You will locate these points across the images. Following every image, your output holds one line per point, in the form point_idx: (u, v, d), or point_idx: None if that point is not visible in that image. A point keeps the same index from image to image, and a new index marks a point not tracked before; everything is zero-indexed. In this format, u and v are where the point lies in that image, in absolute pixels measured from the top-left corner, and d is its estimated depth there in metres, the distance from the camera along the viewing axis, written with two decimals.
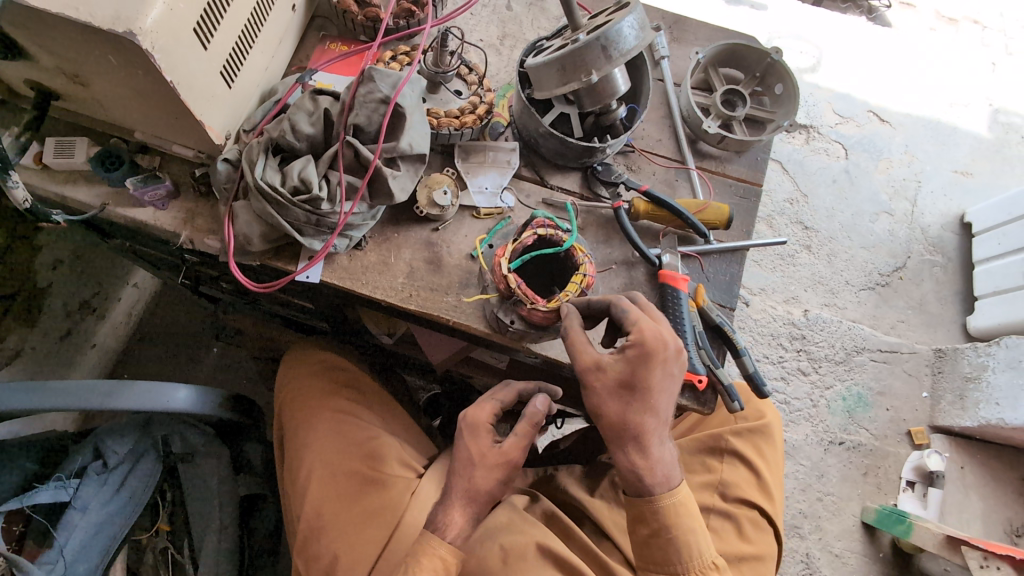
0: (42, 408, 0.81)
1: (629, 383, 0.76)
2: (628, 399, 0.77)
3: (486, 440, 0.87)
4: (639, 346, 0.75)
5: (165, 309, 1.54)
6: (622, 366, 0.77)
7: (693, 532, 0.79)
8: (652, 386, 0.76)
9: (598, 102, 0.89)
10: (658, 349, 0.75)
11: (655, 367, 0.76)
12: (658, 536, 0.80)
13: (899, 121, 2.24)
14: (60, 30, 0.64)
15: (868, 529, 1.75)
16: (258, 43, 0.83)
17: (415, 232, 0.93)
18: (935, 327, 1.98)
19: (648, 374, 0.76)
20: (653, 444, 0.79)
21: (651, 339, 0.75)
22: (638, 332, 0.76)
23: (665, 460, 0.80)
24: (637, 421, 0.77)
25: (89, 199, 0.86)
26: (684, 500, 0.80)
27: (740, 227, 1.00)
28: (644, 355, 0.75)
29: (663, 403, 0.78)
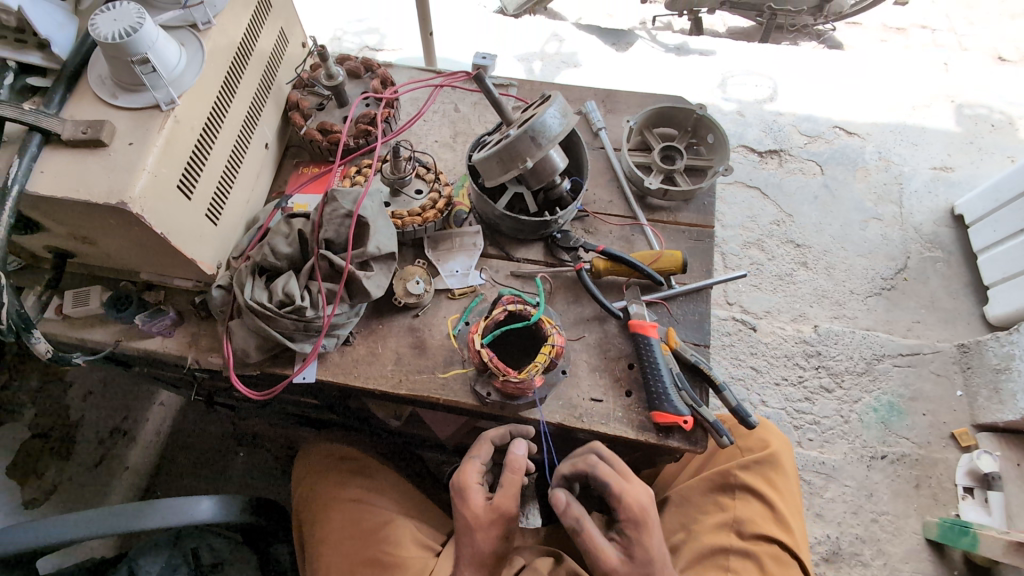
0: (65, 538, 0.87)
1: (638, 551, 0.83)
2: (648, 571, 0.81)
3: (476, 497, 0.88)
4: (630, 520, 0.84)
5: (191, 422, 1.61)
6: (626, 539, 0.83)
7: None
8: (657, 548, 0.84)
9: (542, 180, 0.99)
10: (644, 514, 0.84)
11: (651, 531, 0.84)
12: None
13: (867, 131, 2.32)
14: (66, 207, 0.76)
15: (935, 547, 1.66)
16: (237, 183, 0.95)
17: (397, 320, 1.00)
18: (953, 323, 1.96)
19: (648, 541, 0.84)
20: None
21: (635, 504, 0.85)
22: (628, 505, 0.84)
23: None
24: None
25: (104, 337, 0.95)
26: None
27: (699, 268, 1.06)
28: (637, 525, 0.84)
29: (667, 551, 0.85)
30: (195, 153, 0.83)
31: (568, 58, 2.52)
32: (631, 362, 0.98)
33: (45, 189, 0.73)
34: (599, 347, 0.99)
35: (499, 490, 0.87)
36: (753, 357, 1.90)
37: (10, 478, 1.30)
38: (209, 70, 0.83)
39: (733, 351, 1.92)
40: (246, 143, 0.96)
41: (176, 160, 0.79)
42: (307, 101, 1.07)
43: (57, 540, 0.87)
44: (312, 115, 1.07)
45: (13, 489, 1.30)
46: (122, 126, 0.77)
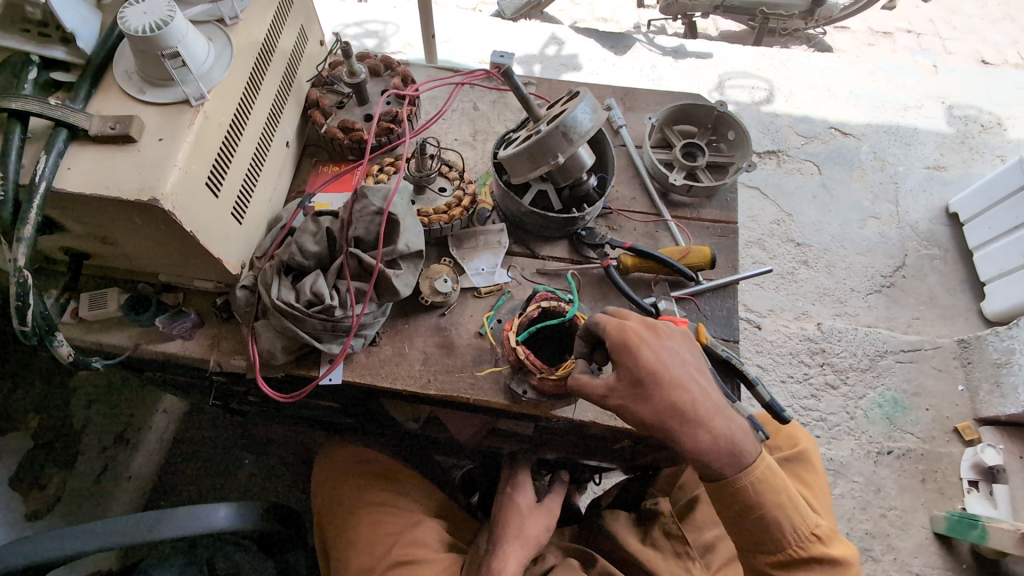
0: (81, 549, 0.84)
1: (634, 380, 0.80)
2: (649, 395, 0.79)
3: (528, 493, 1.11)
4: (614, 345, 0.80)
5: (194, 429, 1.58)
6: (620, 373, 0.81)
7: (781, 502, 0.85)
8: (654, 369, 0.79)
9: (570, 177, 0.98)
10: (629, 335, 0.80)
11: (639, 349, 0.79)
12: (747, 515, 0.85)
13: (861, 131, 2.35)
14: (93, 204, 0.73)
15: (943, 541, 1.67)
16: (260, 181, 0.93)
17: (423, 319, 0.99)
18: (952, 318, 1.99)
19: (642, 359, 0.79)
20: (705, 424, 0.80)
21: (618, 332, 0.81)
22: (610, 331, 0.81)
23: (728, 435, 0.82)
24: (671, 405, 0.79)
25: (122, 341, 0.92)
26: (759, 472, 0.84)
27: (726, 263, 1.06)
28: (625, 350, 0.80)
29: (681, 374, 0.80)
30: (222, 151, 0.81)
31: (567, 61, 2.53)
32: None
33: (73, 186, 0.71)
34: None
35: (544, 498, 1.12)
36: (760, 355, 1.91)
37: (14, 490, 1.24)
38: (237, 66, 0.82)
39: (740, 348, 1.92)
40: (268, 140, 0.95)
41: (206, 156, 0.77)
42: (326, 99, 1.06)
43: (75, 549, 0.83)
44: (332, 114, 1.06)
45: (17, 501, 1.24)
46: (151, 122, 0.75)
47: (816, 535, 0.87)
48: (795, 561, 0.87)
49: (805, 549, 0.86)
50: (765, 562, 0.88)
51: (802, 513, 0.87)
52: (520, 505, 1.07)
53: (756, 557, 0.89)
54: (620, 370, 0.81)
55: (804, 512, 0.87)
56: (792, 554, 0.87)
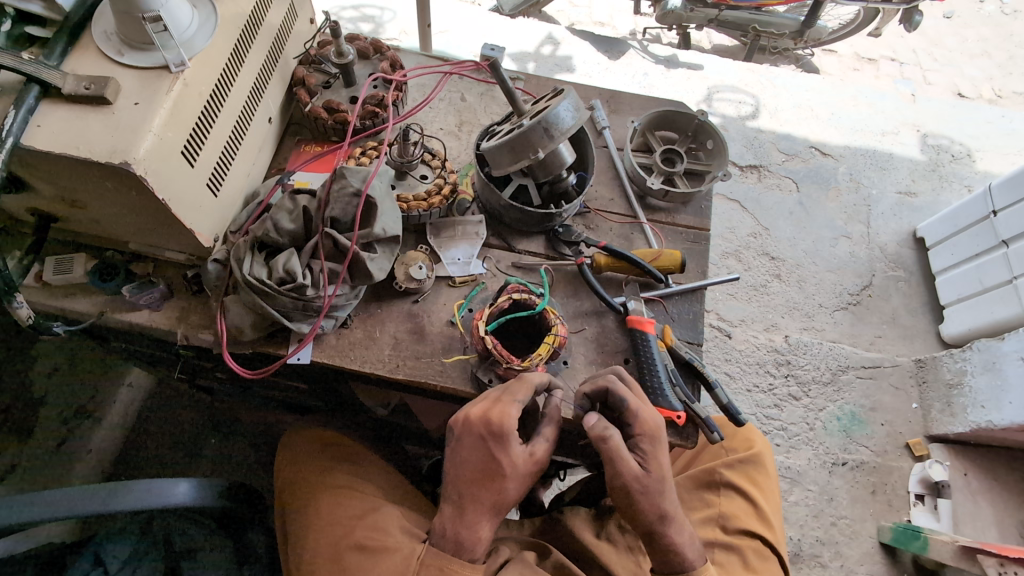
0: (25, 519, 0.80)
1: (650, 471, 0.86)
2: (660, 488, 0.86)
3: (516, 448, 0.85)
4: (647, 434, 0.86)
5: (161, 408, 1.52)
6: (641, 458, 0.86)
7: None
8: (667, 468, 0.87)
9: (550, 173, 1.00)
10: (659, 430, 0.87)
11: (663, 448, 0.87)
12: None
13: (839, 152, 2.41)
14: (62, 164, 0.72)
15: (888, 550, 1.74)
16: (239, 154, 0.93)
17: (396, 305, 0.99)
18: (911, 338, 2.06)
19: (661, 458, 0.87)
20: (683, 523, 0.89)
21: (653, 423, 0.87)
22: (647, 424, 0.86)
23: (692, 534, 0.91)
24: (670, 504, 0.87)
25: (87, 308, 0.91)
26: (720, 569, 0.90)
27: (695, 269, 1.09)
28: (653, 441, 0.86)
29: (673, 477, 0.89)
30: (201, 119, 0.81)
31: (562, 62, 2.55)
32: (627, 357, 0.99)
33: (42, 144, 0.70)
34: (596, 341, 1.00)
35: (539, 441, 0.88)
36: (727, 363, 1.96)
37: None
38: (221, 34, 0.82)
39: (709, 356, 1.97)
40: (250, 113, 0.94)
41: (183, 123, 0.77)
42: (313, 78, 1.06)
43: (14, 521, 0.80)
44: (318, 93, 1.06)
45: None
46: (128, 84, 0.74)
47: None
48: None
49: None
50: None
51: None
52: (498, 466, 0.85)
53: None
54: (642, 458, 0.86)
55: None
56: None
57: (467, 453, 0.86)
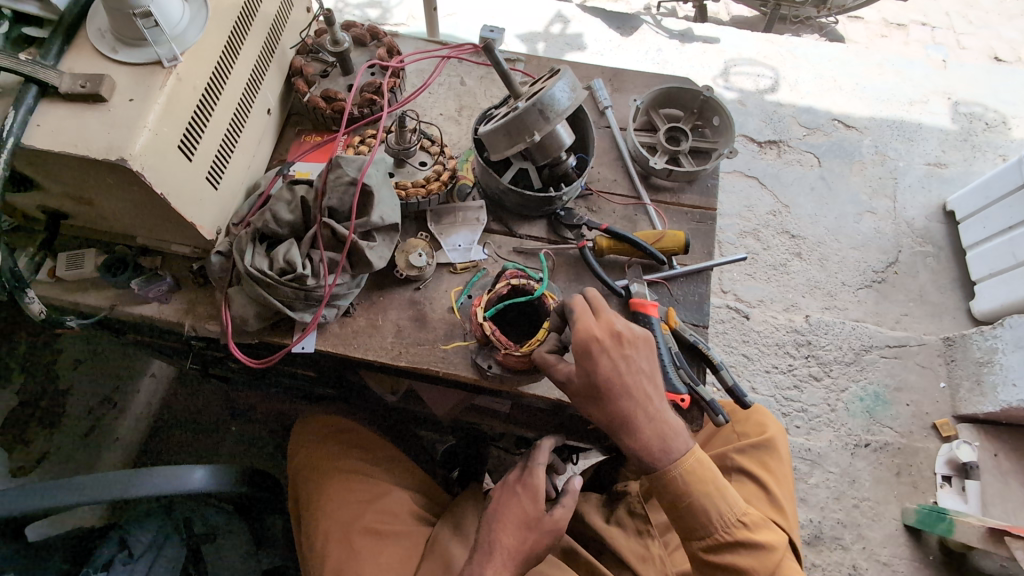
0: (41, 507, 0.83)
1: (590, 383, 0.81)
2: (604, 397, 0.82)
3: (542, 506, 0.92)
4: (578, 348, 0.80)
5: (181, 394, 1.58)
6: (581, 371, 0.82)
7: (706, 493, 0.85)
8: (610, 377, 0.80)
9: (549, 155, 0.98)
10: (593, 342, 0.80)
11: (599, 359, 0.80)
12: (677, 507, 0.85)
13: (864, 124, 2.32)
14: (63, 162, 0.74)
15: (912, 532, 1.71)
16: (238, 147, 0.94)
17: (398, 293, 1.00)
18: (939, 316, 1.99)
19: (601, 368, 0.80)
20: (643, 425, 0.82)
21: (583, 336, 0.80)
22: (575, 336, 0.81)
23: (663, 437, 0.84)
24: (616, 411, 0.82)
25: (99, 301, 0.94)
26: (692, 464, 0.85)
27: (701, 249, 1.06)
28: (585, 354, 0.80)
29: (630, 385, 0.81)
30: (197, 113, 0.82)
31: (572, 41, 2.49)
32: None
33: (43, 143, 0.72)
34: None
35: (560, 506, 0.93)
36: (745, 344, 1.92)
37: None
38: (213, 27, 0.82)
39: (726, 337, 1.93)
40: (248, 104, 0.95)
41: (178, 118, 0.78)
42: (310, 68, 1.06)
43: (36, 508, 0.83)
44: (316, 82, 1.06)
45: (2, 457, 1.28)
46: (123, 82, 0.76)
47: (743, 522, 0.86)
48: (723, 546, 0.85)
49: (731, 534, 0.85)
50: (696, 548, 0.88)
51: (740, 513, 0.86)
52: (526, 516, 0.91)
53: (689, 545, 0.88)
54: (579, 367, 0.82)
55: (733, 501, 0.86)
56: (720, 539, 0.86)
57: (497, 499, 0.94)
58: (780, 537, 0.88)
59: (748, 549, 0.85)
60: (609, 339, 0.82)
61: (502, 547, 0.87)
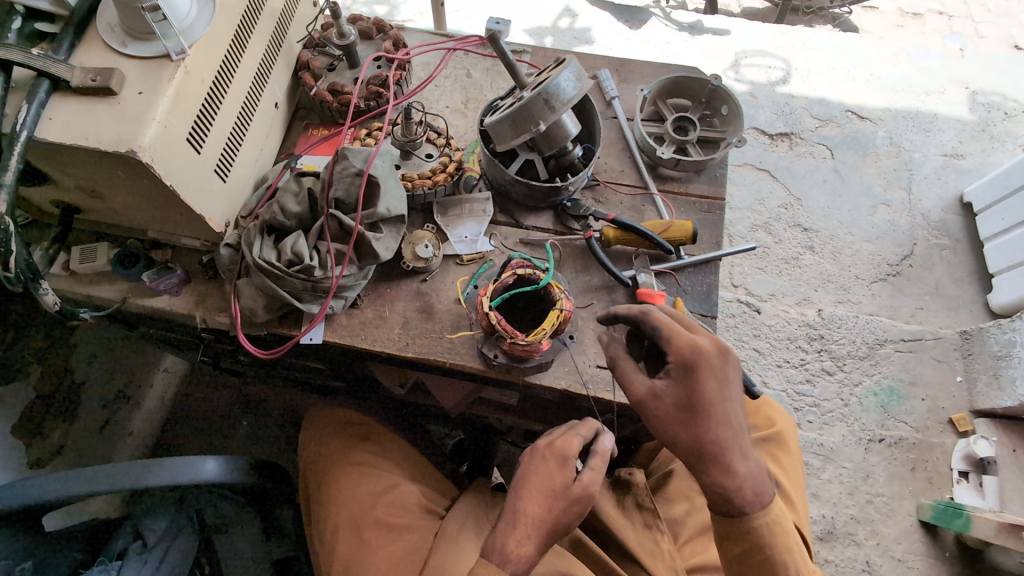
0: (68, 494, 0.85)
1: (688, 403, 0.79)
2: (693, 422, 0.79)
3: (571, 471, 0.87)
4: (682, 363, 0.79)
5: (194, 388, 1.63)
6: (677, 388, 0.80)
7: (792, 551, 0.80)
8: (711, 400, 0.79)
9: (554, 145, 0.98)
10: (699, 356, 0.79)
11: (701, 376, 0.78)
12: (751, 553, 0.81)
13: (878, 116, 2.28)
14: (75, 154, 0.75)
15: (928, 528, 1.68)
16: (246, 140, 0.94)
17: (405, 284, 1.00)
18: (956, 310, 1.96)
19: (704, 386, 0.79)
20: (735, 463, 0.80)
21: (689, 351, 0.79)
22: (678, 348, 0.79)
23: (753, 478, 0.81)
24: (711, 438, 0.79)
25: (111, 294, 0.96)
26: (778, 517, 0.81)
27: (709, 239, 1.06)
28: (688, 369, 0.79)
29: (732, 412, 0.80)
30: (205, 106, 0.82)
31: (581, 35, 2.47)
32: None
33: (55, 136, 0.73)
34: (606, 316, 0.99)
35: (590, 471, 0.88)
36: (756, 339, 1.90)
37: (16, 438, 1.29)
38: (219, 19, 0.83)
39: (736, 332, 1.92)
40: (256, 98, 0.96)
41: (186, 111, 0.79)
42: (317, 61, 1.07)
43: (55, 496, 0.85)
44: (322, 76, 1.07)
45: (18, 449, 1.29)
46: (131, 75, 0.77)
47: None
48: None
49: None
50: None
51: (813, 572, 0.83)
52: (555, 484, 0.87)
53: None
54: (675, 385, 0.80)
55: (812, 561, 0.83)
56: None
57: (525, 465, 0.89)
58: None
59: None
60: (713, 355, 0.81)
61: (525, 514, 0.84)
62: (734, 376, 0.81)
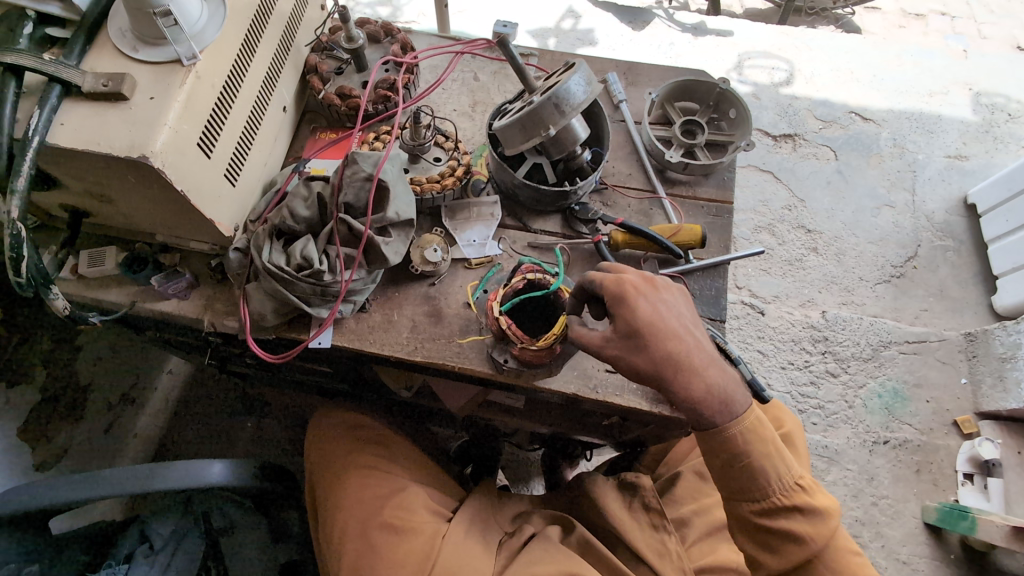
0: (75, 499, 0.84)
1: (631, 329, 0.80)
2: (644, 345, 0.80)
3: None
4: (611, 295, 0.82)
5: (198, 394, 1.60)
6: (616, 321, 0.82)
7: (766, 456, 0.84)
8: (649, 318, 0.80)
9: (563, 150, 0.97)
10: (626, 286, 0.82)
11: (635, 301, 0.81)
12: (733, 466, 0.84)
13: (882, 117, 2.27)
14: (86, 159, 0.75)
15: (933, 531, 1.67)
16: (255, 144, 0.94)
17: (413, 288, 1.00)
18: (960, 311, 1.95)
19: (639, 309, 0.80)
20: (701, 373, 0.81)
21: (613, 283, 0.82)
22: (605, 286, 0.83)
23: (723, 387, 0.83)
24: (666, 356, 0.80)
25: (119, 298, 0.96)
26: (750, 426, 0.84)
27: (718, 242, 1.06)
28: (622, 300, 0.81)
29: (677, 326, 0.81)
30: (215, 111, 0.82)
31: (583, 36, 2.47)
32: None
33: (67, 142, 0.73)
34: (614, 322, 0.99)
35: None
36: (760, 340, 1.90)
37: (21, 441, 1.29)
38: (230, 25, 0.83)
39: (741, 334, 1.91)
40: (265, 102, 0.95)
41: (198, 116, 0.79)
42: (325, 65, 1.07)
43: (62, 501, 0.84)
44: (330, 80, 1.07)
45: (25, 451, 1.29)
46: (143, 80, 0.77)
47: (800, 486, 0.86)
48: (778, 511, 0.85)
49: (788, 497, 0.85)
50: (748, 512, 0.86)
51: (794, 471, 0.86)
52: None
53: (738, 506, 0.87)
54: (616, 320, 0.82)
55: (791, 464, 0.86)
56: (774, 504, 0.85)
57: None
58: (833, 505, 0.88)
59: (805, 515, 0.85)
60: (641, 284, 0.84)
61: None
62: (664, 296, 0.84)
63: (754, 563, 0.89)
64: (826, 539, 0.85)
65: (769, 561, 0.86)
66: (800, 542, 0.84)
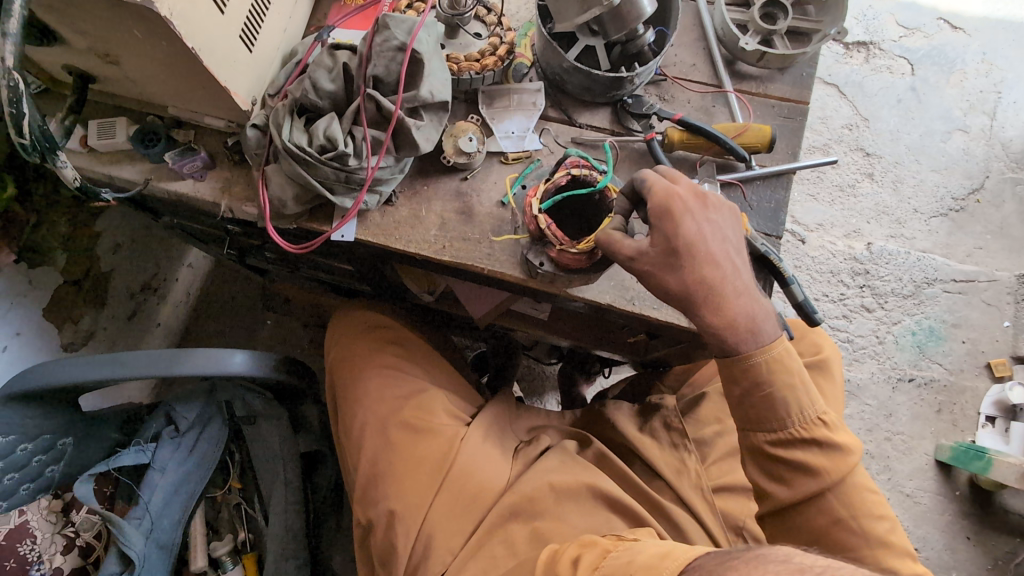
0: (95, 377, 0.84)
1: (669, 248, 0.74)
2: (679, 267, 0.75)
3: None
4: (656, 208, 0.74)
5: (219, 286, 1.64)
6: (655, 236, 0.75)
7: (791, 387, 0.78)
8: (693, 238, 0.74)
9: (624, 28, 0.84)
10: (674, 199, 0.74)
11: (681, 219, 0.74)
12: (754, 394, 0.78)
13: (974, 26, 1.98)
14: (84, 5, 0.66)
15: (943, 468, 1.67)
16: (273, 6, 0.83)
17: (444, 182, 0.92)
18: (1018, 252, 1.81)
19: (682, 227, 0.74)
20: (730, 300, 0.76)
21: (662, 195, 0.74)
22: (652, 196, 0.75)
23: (753, 317, 0.78)
24: (701, 280, 0.75)
25: (133, 176, 0.90)
26: (779, 355, 0.78)
27: (785, 149, 0.94)
28: (666, 215, 0.74)
29: (720, 252, 0.75)
30: None
31: None
32: None
33: None
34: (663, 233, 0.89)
35: None
36: (797, 270, 1.80)
37: (49, 323, 1.27)
38: None
39: None
40: None
41: None
42: None
43: (85, 380, 0.84)
44: None
45: (53, 332, 1.28)
46: None
47: (822, 421, 0.79)
48: (795, 441, 0.79)
49: (807, 430, 0.78)
50: (759, 442, 0.81)
51: (818, 406, 0.80)
52: None
53: (749, 436, 0.82)
54: (655, 235, 0.75)
55: (815, 397, 0.80)
56: (792, 436, 0.79)
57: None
58: (857, 445, 0.81)
59: (822, 448, 0.79)
60: (690, 199, 0.76)
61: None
62: (712, 215, 0.77)
63: (760, 495, 0.83)
64: (842, 475, 0.79)
65: (778, 493, 0.81)
66: (813, 475, 0.78)
